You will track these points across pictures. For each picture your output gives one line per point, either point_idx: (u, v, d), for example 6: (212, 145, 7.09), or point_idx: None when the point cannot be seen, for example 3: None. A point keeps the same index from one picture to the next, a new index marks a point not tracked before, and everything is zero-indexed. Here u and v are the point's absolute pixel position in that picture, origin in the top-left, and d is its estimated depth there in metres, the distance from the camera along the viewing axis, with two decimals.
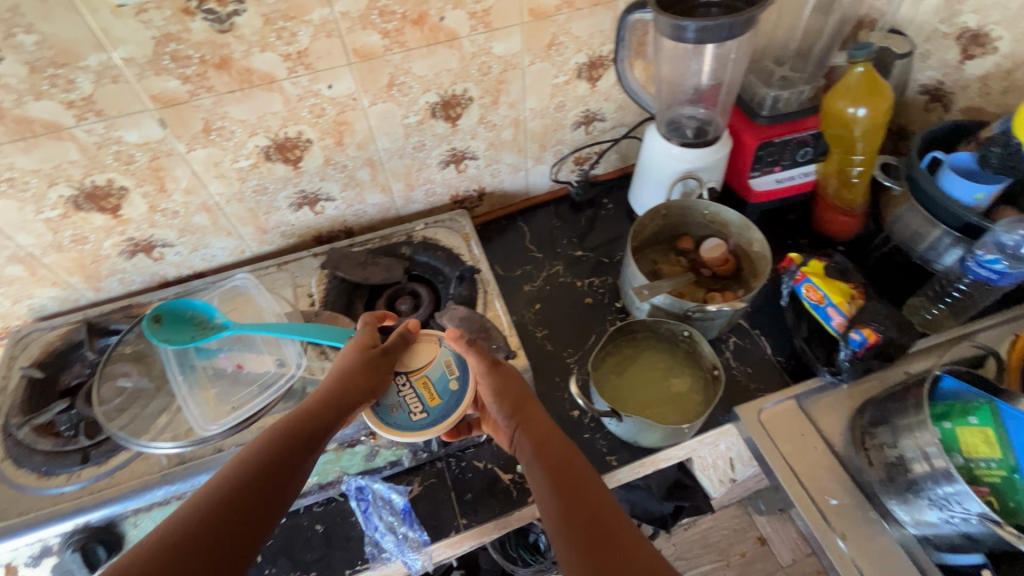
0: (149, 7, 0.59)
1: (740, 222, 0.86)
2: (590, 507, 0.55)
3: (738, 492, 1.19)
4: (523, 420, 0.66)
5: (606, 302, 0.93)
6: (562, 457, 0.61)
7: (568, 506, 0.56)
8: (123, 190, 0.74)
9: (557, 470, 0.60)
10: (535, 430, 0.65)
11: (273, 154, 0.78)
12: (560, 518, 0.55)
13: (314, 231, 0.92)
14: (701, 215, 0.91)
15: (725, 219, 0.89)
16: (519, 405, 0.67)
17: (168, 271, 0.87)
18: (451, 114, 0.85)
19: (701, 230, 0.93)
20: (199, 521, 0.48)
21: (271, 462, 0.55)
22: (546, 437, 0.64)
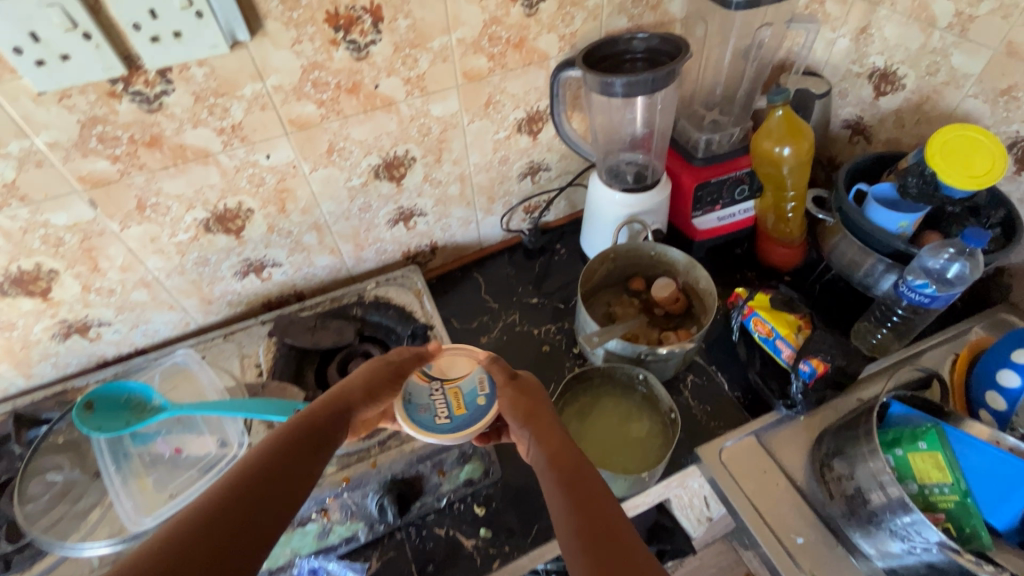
0: (72, 93, 0.59)
1: (685, 260, 0.88)
2: (599, 508, 0.53)
3: (718, 530, 1.16)
4: (534, 425, 0.64)
5: (564, 348, 0.92)
6: (572, 461, 0.59)
7: (576, 510, 0.53)
8: (52, 272, 0.71)
9: (566, 473, 0.57)
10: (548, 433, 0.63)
11: (213, 226, 0.77)
12: (569, 521, 0.52)
13: (262, 298, 0.90)
14: (648, 256, 0.92)
15: (671, 258, 0.91)
16: (532, 409, 0.65)
17: (107, 350, 0.83)
18: (395, 175, 0.86)
19: (651, 270, 0.95)
20: (194, 523, 0.46)
21: (274, 471, 0.53)
22: (558, 440, 0.62)
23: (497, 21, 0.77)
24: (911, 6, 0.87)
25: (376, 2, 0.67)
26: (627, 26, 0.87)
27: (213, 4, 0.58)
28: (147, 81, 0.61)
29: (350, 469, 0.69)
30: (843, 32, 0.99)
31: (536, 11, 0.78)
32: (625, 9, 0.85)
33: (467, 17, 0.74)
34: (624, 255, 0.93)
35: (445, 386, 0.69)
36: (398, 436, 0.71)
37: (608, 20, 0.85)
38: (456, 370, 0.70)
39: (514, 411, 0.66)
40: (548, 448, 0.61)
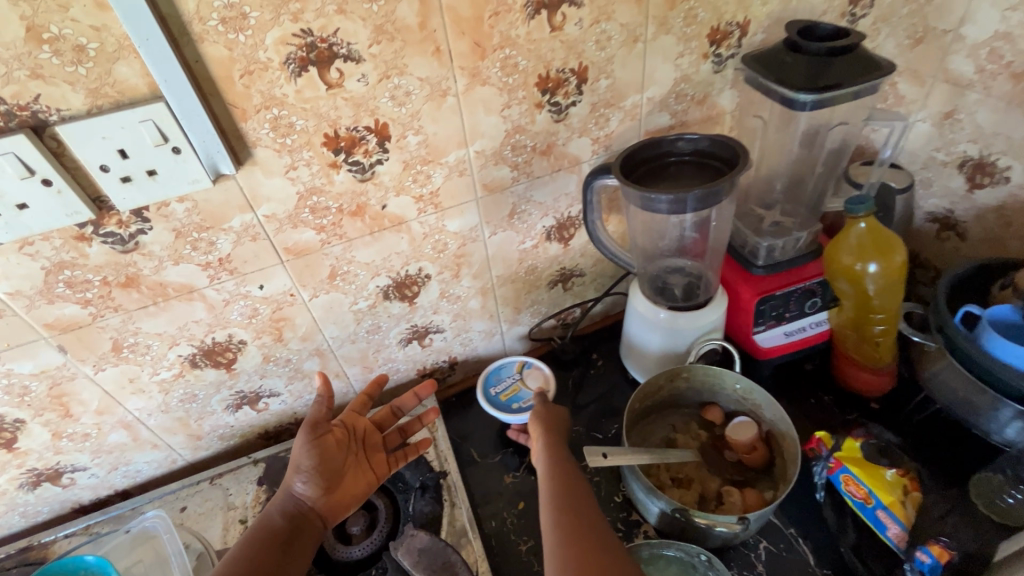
0: (35, 240, 0.52)
1: (775, 408, 0.73)
2: (584, 521, 0.56)
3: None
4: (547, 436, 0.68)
5: (604, 498, 0.75)
6: (566, 472, 0.62)
7: (564, 523, 0.56)
8: (18, 422, 0.63)
9: (564, 485, 0.60)
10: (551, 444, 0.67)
11: (201, 360, 0.68)
12: (555, 525, 0.56)
13: (258, 430, 0.80)
14: (731, 388, 0.77)
15: (758, 401, 0.76)
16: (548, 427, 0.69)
17: (82, 495, 0.74)
18: (406, 294, 0.76)
19: (731, 404, 0.79)
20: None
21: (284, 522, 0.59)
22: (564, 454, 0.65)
23: (521, 130, 0.67)
24: (1011, 91, 0.74)
25: (382, 120, 0.59)
26: (669, 123, 0.77)
27: (191, 138, 0.50)
28: (120, 221, 0.54)
29: None
30: (922, 115, 0.86)
31: (566, 115, 0.69)
32: (667, 106, 0.75)
33: (486, 127, 0.65)
34: (699, 377, 0.79)
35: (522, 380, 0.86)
36: None
37: (647, 118, 0.75)
38: (533, 378, 0.86)
39: (535, 422, 0.70)
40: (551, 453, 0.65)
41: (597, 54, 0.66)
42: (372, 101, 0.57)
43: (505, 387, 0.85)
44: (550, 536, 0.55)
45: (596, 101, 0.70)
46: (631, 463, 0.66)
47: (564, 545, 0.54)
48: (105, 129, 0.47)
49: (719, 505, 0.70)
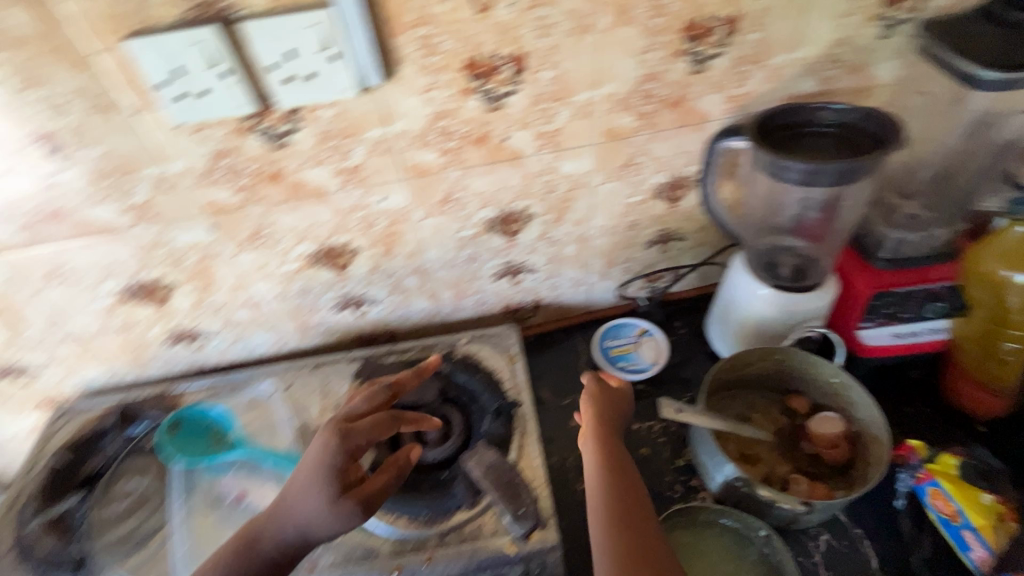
0: (206, 126, 0.58)
1: (871, 408, 0.69)
2: (630, 521, 0.56)
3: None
4: (600, 421, 0.66)
5: (666, 459, 0.78)
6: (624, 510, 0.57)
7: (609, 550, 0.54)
8: (171, 285, 0.74)
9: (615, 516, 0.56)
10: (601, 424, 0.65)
11: (320, 260, 0.75)
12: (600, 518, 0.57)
13: (356, 332, 0.88)
14: (823, 380, 0.75)
15: (851, 399, 0.73)
16: (605, 409, 0.67)
17: (208, 359, 0.85)
18: (509, 229, 0.78)
19: (820, 398, 0.77)
20: None
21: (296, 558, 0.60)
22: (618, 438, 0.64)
23: (656, 77, 0.65)
24: None
25: (522, 51, 0.59)
26: (814, 90, 0.71)
27: (351, 47, 0.54)
28: (277, 119, 0.59)
29: (403, 557, 0.64)
30: None
31: (705, 67, 0.66)
32: (817, 70, 0.69)
33: (620, 70, 0.64)
34: (793, 365, 0.77)
35: (639, 343, 0.90)
36: (460, 531, 0.65)
37: (792, 82, 0.69)
38: (648, 348, 0.89)
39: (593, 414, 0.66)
40: (601, 443, 0.63)
41: (754, 3, 0.62)
42: (516, 30, 0.58)
43: (622, 343, 0.90)
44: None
45: (740, 56, 0.66)
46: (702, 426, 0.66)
47: (611, 540, 0.54)
48: (280, 29, 0.52)
49: (784, 489, 0.69)
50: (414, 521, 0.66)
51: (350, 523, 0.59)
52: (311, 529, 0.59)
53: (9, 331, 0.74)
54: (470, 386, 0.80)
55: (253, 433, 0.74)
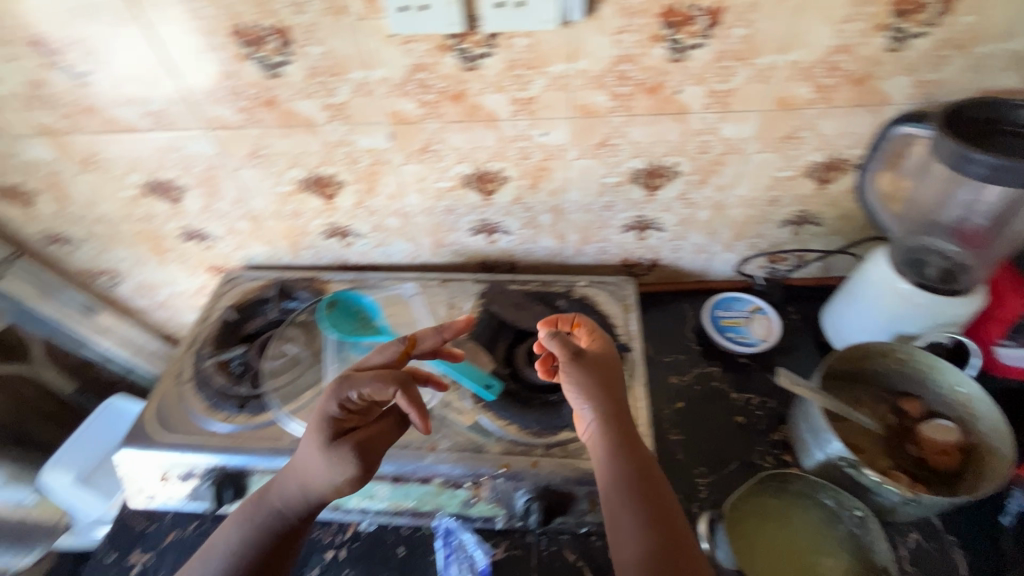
0: (414, 39, 0.64)
1: (998, 422, 0.68)
2: (649, 497, 0.59)
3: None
4: (597, 390, 0.64)
5: (761, 431, 0.80)
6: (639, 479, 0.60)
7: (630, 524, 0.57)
8: (342, 183, 0.83)
9: (634, 491, 0.59)
10: (600, 392, 0.64)
11: (472, 183, 0.81)
12: (614, 501, 0.59)
13: (482, 257, 0.94)
14: (945, 388, 0.74)
15: (974, 411, 0.71)
16: (600, 376, 0.65)
17: (351, 257, 0.95)
18: (652, 183, 0.80)
19: (935, 406, 0.76)
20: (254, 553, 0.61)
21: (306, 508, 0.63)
22: (621, 408, 0.64)
23: (847, 50, 0.64)
24: None
25: (722, 4, 0.60)
26: (1016, 87, 0.67)
27: None
28: (476, 41, 0.64)
29: (511, 458, 0.70)
30: None
31: (904, 46, 0.64)
32: None
33: (813, 37, 0.63)
34: (914, 368, 0.75)
35: (750, 319, 0.91)
36: (564, 448, 0.70)
37: (994, 74, 0.66)
38: (759, 325, 0.90)
39: (587, 382, 0.64)
40: (606, 419, 0.63)
41: None
42: None
43: (733, 315, 0.91)
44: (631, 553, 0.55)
45: (945, 39, 0.63)
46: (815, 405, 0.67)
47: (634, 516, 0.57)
48: None
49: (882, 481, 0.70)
50: (525, 430, 0.72)
51: (346, 470, 0.60)
52: (310, 478, 0.61)
53: (205, 199, 0.86)
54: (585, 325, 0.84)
55: (394, 325, 0.83)
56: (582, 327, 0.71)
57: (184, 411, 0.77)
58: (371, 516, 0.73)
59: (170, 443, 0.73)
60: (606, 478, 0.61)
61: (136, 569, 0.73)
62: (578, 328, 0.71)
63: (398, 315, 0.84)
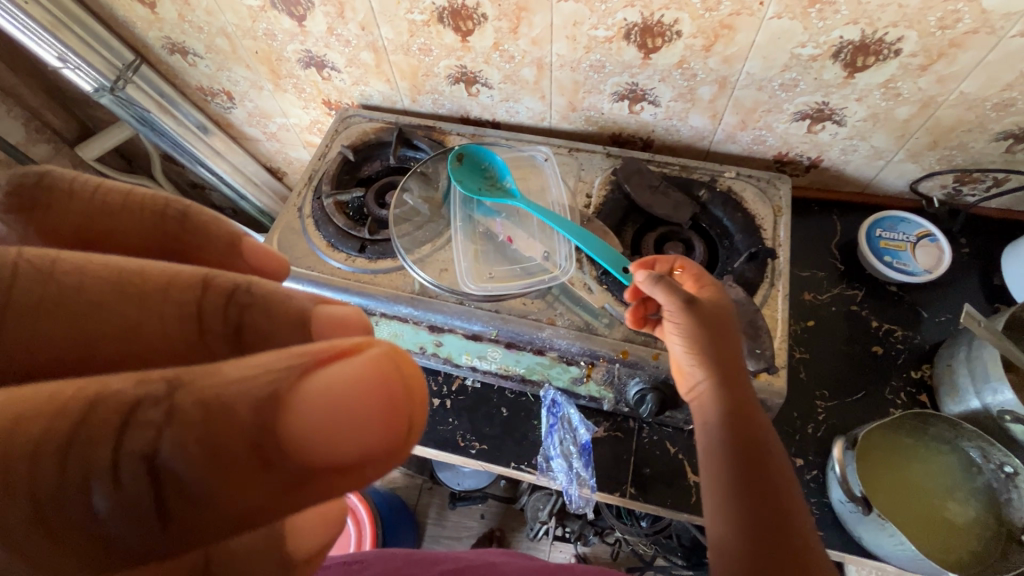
0: None
1: None
2: (761, 464, 0.51)
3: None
4: (707, 338, 0.56)
5: (899, 366, 0.73)
6: (753, 446, 0.52)
7: (736, 492, 0.50)
8: (482, 17, 0.72)
9: (743, 456, 0.52)
10: (715, 348, 0.56)
11: (634, 35, 0.69)
12: (717, 466, 0.53)
13: (617, 128, 0.84)
14: None
15: None
16: (711, 323, 0.57)
17: (473, 108, 0.88)
18: (856, 62, 0.66)
19: None
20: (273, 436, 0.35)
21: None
22: (736, 367, 0.56)
23: None
24: None
25: None
26: None
27: None
28: None
29: (631, 346, 0.64)
30: None
31: None
32: None
33: None
34: None
35: (914, 245, 0.79)
36: None
37: None
38: (924, 254, 0.78)
39: (697, 326, 0.57)
40: (717, 372, 0.55)
41: None
42: None
43: (894, 237, 0.79)
44: (733, 521, 0.49)
45: None
46: (999, 350, 0.59)
47: (739, 483, 0.51)
48: None
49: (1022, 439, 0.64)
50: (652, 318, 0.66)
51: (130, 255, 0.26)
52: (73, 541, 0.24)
53: (330, 21, 0.78)
54: (727, 223, 0.75)
55: (523, 190, 0.77)
56: (688, 271, 0.64)
57: (306, 242, 0.76)
58: (479, 373, 0.75)
59: (295, 274, 0.73)
60: (714, 438, 0.54)
61: None
62: (680, 271, 0.64)
63: (526, 181, 0.78)
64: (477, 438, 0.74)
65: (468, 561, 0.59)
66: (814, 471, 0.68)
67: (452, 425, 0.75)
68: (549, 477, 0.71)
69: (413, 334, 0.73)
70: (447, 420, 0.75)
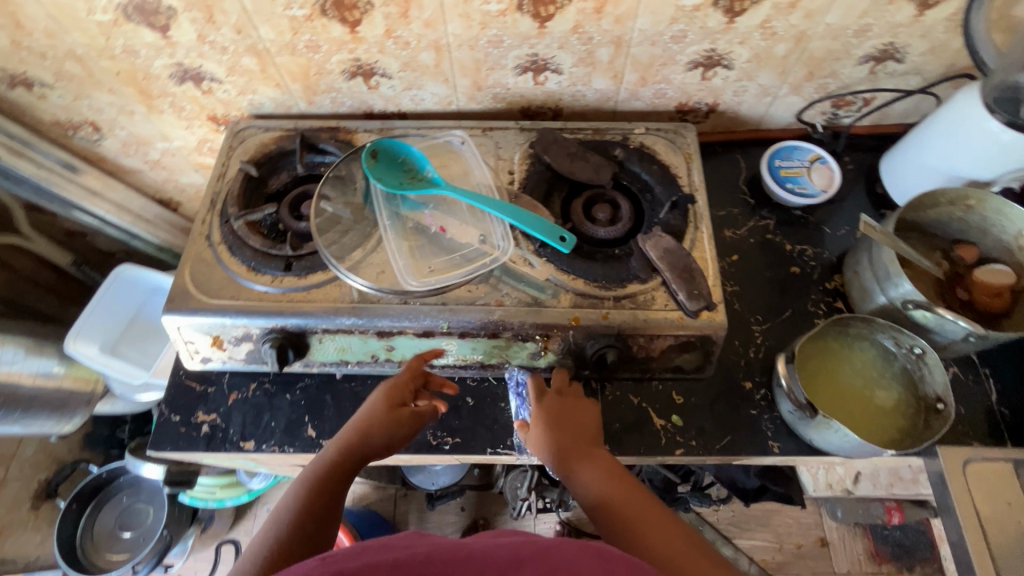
0: None
1: None
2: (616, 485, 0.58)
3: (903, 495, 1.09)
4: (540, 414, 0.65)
5: (815, 280, 0.81)
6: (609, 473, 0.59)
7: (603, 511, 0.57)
8: (369, 5, 0.69)
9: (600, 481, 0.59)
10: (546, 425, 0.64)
11: (526, 6, 0.69)
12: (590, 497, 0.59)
13: (524, 101, 0.84)
14: (1010, 232, 0.72)
15: None
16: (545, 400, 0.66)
17: (376, 102, 0.84)
18: (734, 7, 0.70)
19: (993, 251, 0.75)
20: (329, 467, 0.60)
21: (326, 491, 0.57)
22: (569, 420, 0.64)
23: None
24: None
25: None
26: None
27: None
28: None
29: (582, 312, 0.66)
30: None
31: None
32: None
33: None
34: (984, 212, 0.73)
35: (808, 170, 0.86)
36: (633, 299, 0.67)
37: None
38: (818, 176, 0.86)
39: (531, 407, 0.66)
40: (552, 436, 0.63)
41: None
42: None
43: (791, 165, 0.87)
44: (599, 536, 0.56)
45: None
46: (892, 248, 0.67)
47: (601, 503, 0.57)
48: None
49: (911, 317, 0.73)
50: (594, 281, 0.68)
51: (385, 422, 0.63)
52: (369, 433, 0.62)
53: (199, 28, 0.71)
54: (646, 178, 0.78)
55: (445, 178, 0.76)
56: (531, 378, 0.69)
57: (223, 273, 0.70)
58: (437, 370, 0.74)
59: (217, 308, 0.67)
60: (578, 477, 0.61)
61: (207, 427, 0.74)
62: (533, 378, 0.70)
63: (447, 168, 0.77)
64: (447, 432, 0.73)
65: (451, 554, 0.39)
66: (763, 390, 0.73)
67: (420, 426, 0.74)
68: (528, 454, 0.72)
69: (360, 344, 0.69)
70: None
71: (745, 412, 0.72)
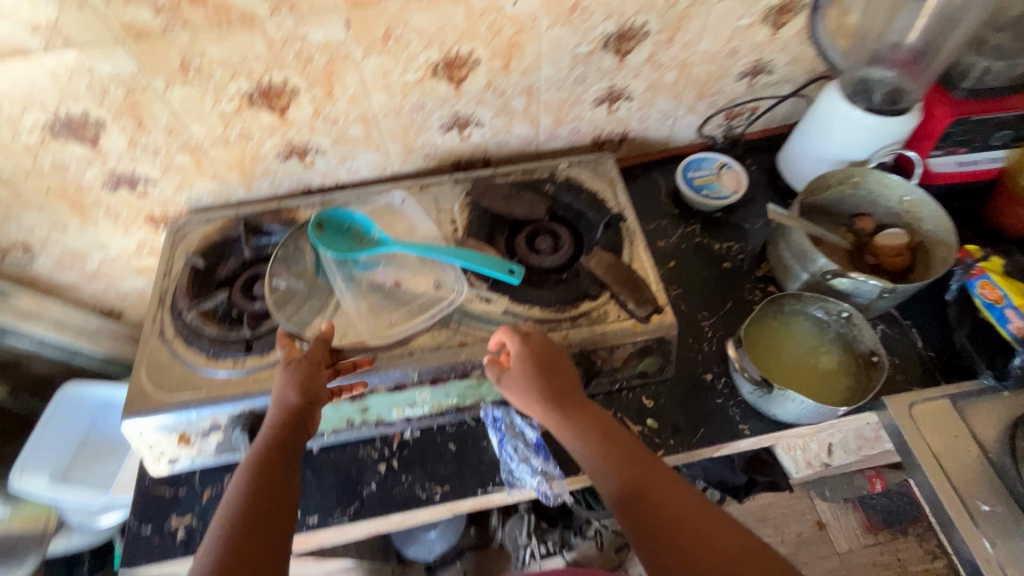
0: None
1: (940, 218, 0.78)
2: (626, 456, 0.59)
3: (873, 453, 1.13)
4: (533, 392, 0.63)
5: (746, 271, 0.88)
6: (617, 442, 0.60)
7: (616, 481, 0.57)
8: (295, 91, 0.74)
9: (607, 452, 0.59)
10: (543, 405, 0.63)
11: (441, 71, 0.76)
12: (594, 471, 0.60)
13: (454, 156, 0.91)
14: (896, 199, 0.82)
15: (921, 213, 0.81)
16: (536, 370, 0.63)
17: (314, 178, 0.88)
18: (622, 48, 0.80)
19: (886, 218, 0.85)
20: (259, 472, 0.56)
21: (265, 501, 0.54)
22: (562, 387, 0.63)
23: None
24: None
25: None
26: None
27: None
28: None
29: None
30: None
31: None
32: None
33: None
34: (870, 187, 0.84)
35: (718, 176, 0.96)
36: (588, 316, 0.72)
37: None
38: (728, 180, 0.96)
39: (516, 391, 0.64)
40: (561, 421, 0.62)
41: None
42: None
43: (703, 174, 0.96)
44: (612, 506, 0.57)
45: None
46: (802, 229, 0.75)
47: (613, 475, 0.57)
48: None
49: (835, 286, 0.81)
50: (548, 306, 0.72)
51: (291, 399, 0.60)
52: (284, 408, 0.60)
53: (130, 135, 0.74)
54: (578, 206, 0.85)
55: (392, 236, 0.79)
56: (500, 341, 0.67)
57: (182, 367, 0.69)
58: (415, 422, 0.74)
59: (181, 402, 0.66)
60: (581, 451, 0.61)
61: (183, 531, 0.70)
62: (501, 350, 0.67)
63: (392, 227, 0.80)
64: (435, 482, 0.73)
65: None
66: (723, 378, 0.78)
67: (408, 481, 0.73)
68: (519, 487, 0.72)
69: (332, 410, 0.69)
70: (400, 479, 0.73)
71: (712, 402, 0.77)
